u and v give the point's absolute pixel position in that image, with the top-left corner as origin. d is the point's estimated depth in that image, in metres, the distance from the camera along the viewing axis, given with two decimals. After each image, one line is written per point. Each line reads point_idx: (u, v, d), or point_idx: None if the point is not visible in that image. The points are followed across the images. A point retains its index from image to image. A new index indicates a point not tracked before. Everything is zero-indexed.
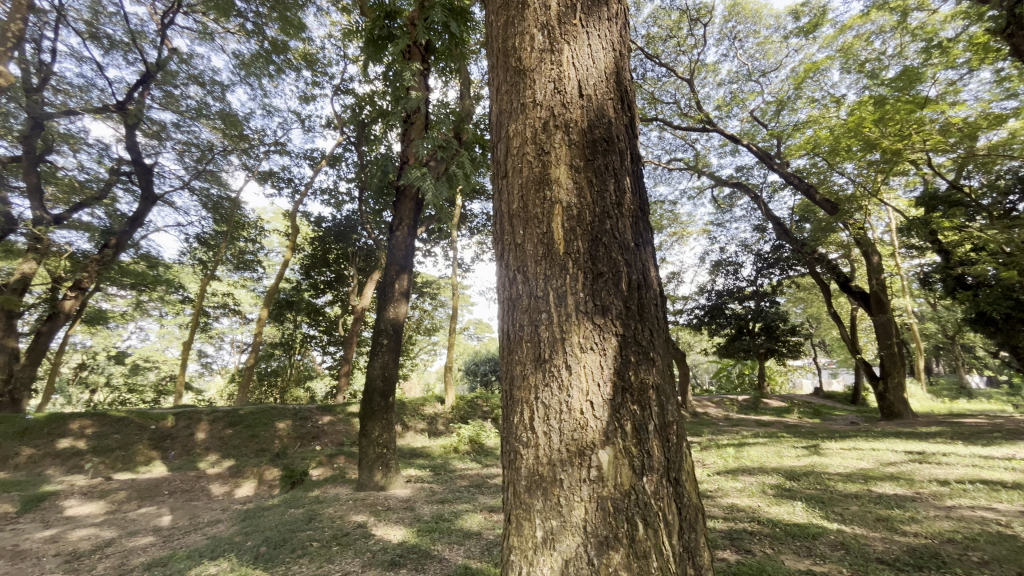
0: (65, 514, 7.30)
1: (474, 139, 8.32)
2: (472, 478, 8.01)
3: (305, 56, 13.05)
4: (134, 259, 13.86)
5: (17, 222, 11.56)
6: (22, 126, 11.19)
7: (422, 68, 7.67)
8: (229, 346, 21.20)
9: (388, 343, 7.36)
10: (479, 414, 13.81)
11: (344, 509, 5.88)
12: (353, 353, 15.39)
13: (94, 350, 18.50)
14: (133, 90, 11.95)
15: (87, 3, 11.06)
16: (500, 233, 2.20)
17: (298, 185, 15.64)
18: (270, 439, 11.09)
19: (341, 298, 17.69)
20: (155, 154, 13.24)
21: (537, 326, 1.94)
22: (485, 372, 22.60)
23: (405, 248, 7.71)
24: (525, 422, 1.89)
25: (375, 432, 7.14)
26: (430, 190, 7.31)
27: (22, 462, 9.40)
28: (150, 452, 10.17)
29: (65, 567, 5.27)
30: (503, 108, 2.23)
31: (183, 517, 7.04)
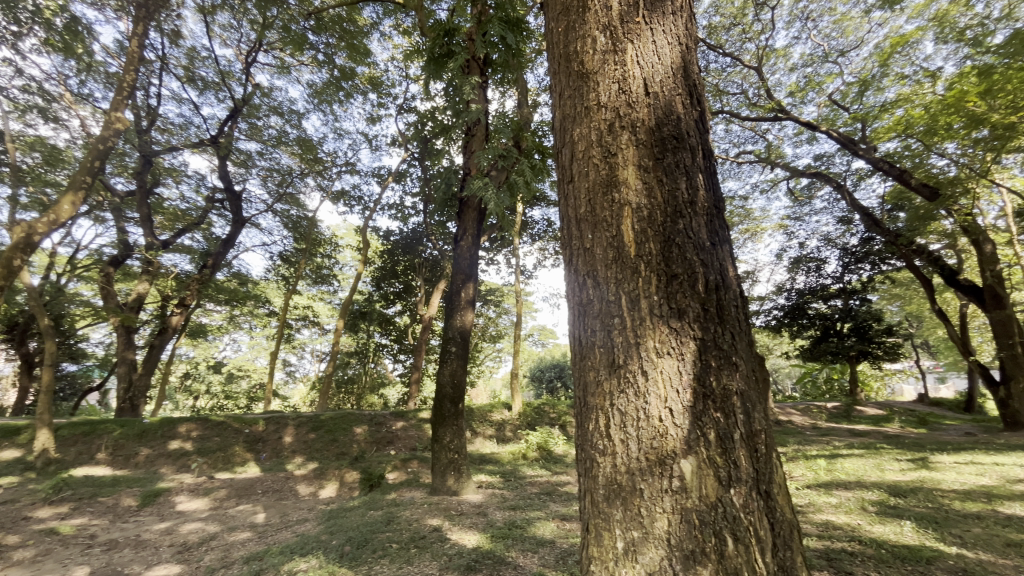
0: (177, 509, 8.13)
1: (534, 147, 8.34)
2: (542, 485, 7.96)
3: (371, 80, 13.80)
4: (227, 278, 15.54)
5: (133, 249, 13.14)
6: (135, 163, 12.74)
7: (481, 81, 7.88)
8: (310, 355, 22.70)
9: (456, 351, 7.54)
10: (547, 421, 13.72)
11: (420, 512, 6.07)
12: (423, 361, 15.91)
13: (196, 361, 20.54)
14: (223, 124, 13.22)
15: (185, 51, 12.42)
16: (567, 238, 2.19)
17: (367, 202, 16.53)
18: (349, 444, 11.70)
19: (409, 308, 18.33)
20: (243, 181, 14.56)
21: (610, 331, 1.89)
22: (550, 379, 22.44)
23: (470, 256, 7.88)
24: (601, 429, 1.86)
25: (446, 438, 7.33)
26: (493, 199, 7.42)
27: (141, 462, 10.58)
28: (245, 454, 11.11)
29: (178, 556, 5.86)
30: (567, 113, 2.23)
31: (274, 515, 7.59)
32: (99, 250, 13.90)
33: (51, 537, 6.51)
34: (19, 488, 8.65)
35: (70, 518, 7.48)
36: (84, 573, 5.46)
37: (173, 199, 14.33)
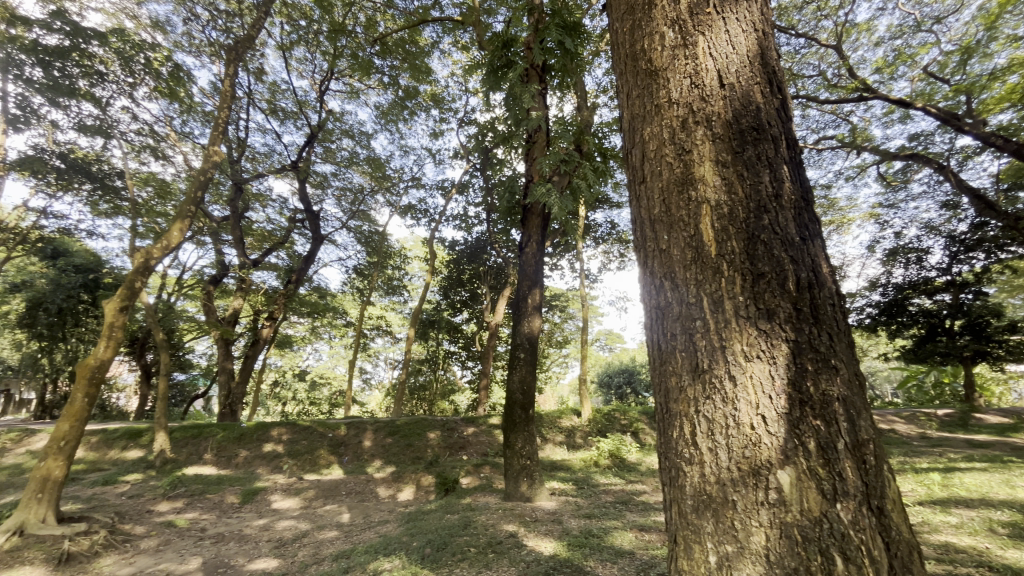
0: (272, 507, 8.81)
1: (595, 148, 8.23)
2: (617, 494, 7.75)
3: (433, 97, 14.33)
4: (309, 291, 16.65)
5: (228, 268, 14.47)
6: (229, 191, 14.08)
7: (540, 88, 7.91)
8: (384, 363, 23.80)
9: (525, 357, 7.57)
10: (618, 428, 13.38)
11: (495, 517, 6.13)
12: (490, 367, 16.12)
13: (284, 369, 22.20)
14: (302, 150, 14.29)
15: (268, 86, 13.58)
16: (640, 240, 2.15)
17: (433, 214, 17.14)
18: (423, 448, 12.13)
19: (476, 315, 18.69)
20: (320, 202, 15.64)
21: (692, 335, 1.82)
22: (619, 385, 21.87)
23: (535, 262, 7.91)
24: (687, 437, 1.79)
25: (517, 444, 7.36)
26: (556, 204, 7.40)
27: (240, 463, 11.57)
28: (330, 457, 11.84)
29: (276, 551, 6.34)
30: (636, 112, 2.19)
31: (358, 516, 8.01)
32: (201, 271, 15.46)
33: (170, 529, 7.29)
34: (143, 484, 9.76)
35: (185, 512, 8.34)
36: (197, 563, 6.05)
37: (261, 222, 15.70)
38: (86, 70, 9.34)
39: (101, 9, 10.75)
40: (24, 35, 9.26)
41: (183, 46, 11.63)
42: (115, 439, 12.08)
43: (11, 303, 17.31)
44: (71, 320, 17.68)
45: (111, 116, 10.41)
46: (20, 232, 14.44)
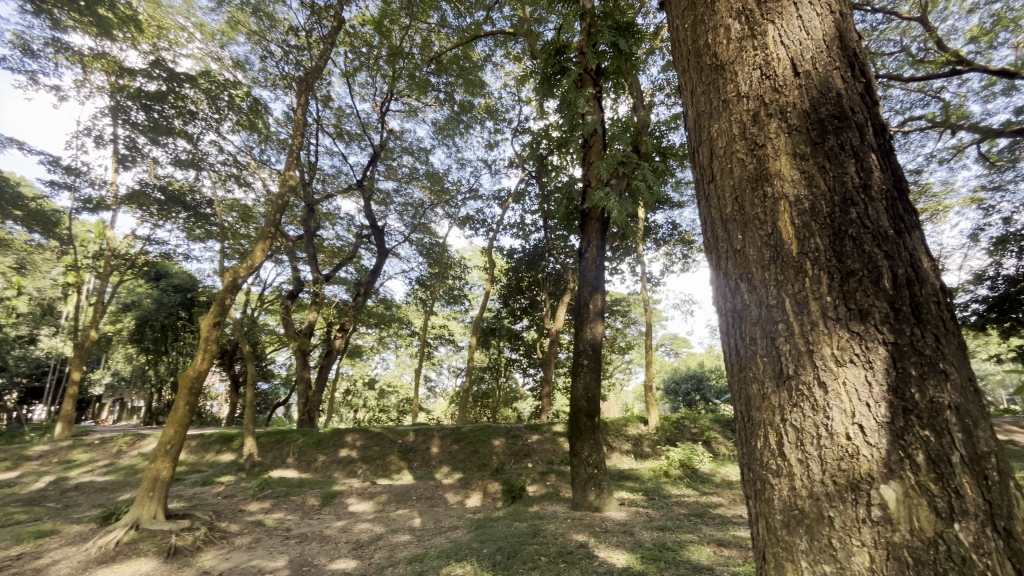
0: (349, 510, 9.25)
1: (653, 148, 8.03)
2: (691, 506, 7.40)
3: (487, 109, 14.64)
4: (376, 303, 17.45)
5: (304, 283, 15.47)
6: (303, 212, 15.09)
7: (595, 92, 7.85)
8: (448, 371, 24.40)
9: (588, 363, 7.47)
10: (688, 437, 12.84)
11: (564, 526, 6.07)
12: (552, 374, 16.03)
13: (355, 378, 23.38)
14: (366, 170, 15.06)
15: (334, 111, 14.47)
16: (711, 242, 2.08)
17: (491, 224, 17.45)
18: (489, 455, 12.30)
19: (536, 322, 18.71)
20: (384, 218, 16.39)
21: (775, 338, 1.73)
22: (687, 391, 20.94)
23: (596, 267, 7.82)
24: (772, 448, 1.69)
25: (584, 452, 7.25)
26: (615, 208, 7.26)
27: (319, 467, 12.27)
28: (400, 462, 12.29)
29: (354, 552, 6.65)
30: (702, 110, 2.12)
31: (429, 520, 8.23)
32: (280, 287, 16.68)
33: (260, 528, 7.84)
34: (235, 485, 10.62)
35: (272, 512, 8.95)
36: (285, 561, 6.46)
37: (331, 239, 16.72)
38: (180, 110, 10.41)
39: (191, 54, 12.04)
40: (131, 85, 10.50)
41: (260, 81, 12.68)
42: (211, 443, 13.22)
43: (124, 321, 19.55)
44: (172, 335, 19.68)
45: (202, 150, 11.52)
46: (130, 258, 16.32)
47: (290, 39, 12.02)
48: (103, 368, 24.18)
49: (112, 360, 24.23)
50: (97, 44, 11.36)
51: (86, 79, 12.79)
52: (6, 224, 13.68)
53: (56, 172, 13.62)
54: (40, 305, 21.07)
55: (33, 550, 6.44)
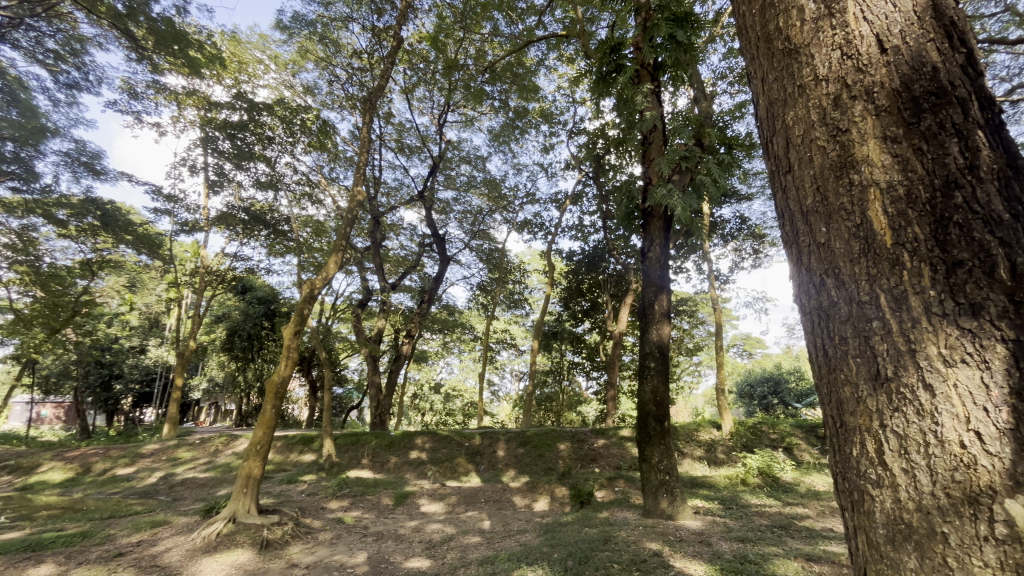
0: (421, 510, 9.57)
1: (717, 140, 7.72)
2: (774, 517, 6.94)
3: (542, 113, 14.68)
4: (439, 310, 17.99)
5: (372, 292, 16.22)
6: (369, 225, 15.85)
7: (653, 87, 7.69)
8: (511, 375, 24.64)
9: (656, 366, 7.25)
10: (767, 444, 12.07)
11: (636, 534, 5.91)
12: (617, 377, 15.70)
13: (422, 383, 24.19)
14: (427, 181, 15.58)
15: (396, 127, 15.13)
16: (791, 236, 1.97)
17: (549, 227, 17.47)
18: (555, 459, 12.28)
19: (598, 324, 18.44)
20: (445, 226, 16.88)
21: (869, 337, 1.60)
22: (763, 394, 19.69)
23: (660, 266, 7.58)
24: (870, 455, 1.57)
25: (654, 457, 7.04)
26: (679, 204, 6.99)
27: (392, 468, 12.78)
28: (468, 465, 12.54)
29: (427, 552, 6.88)
30: (775, 98, 2.02)
31: (498, 523, 8.33)
32: (351, 297, 17.62)
33: (341, 525, 8.31)
34: (317, 484, 11.32)
35: (351, 511, 9.43)
36: (364, 557, 6.77)
37: (397, 249, 17.47)
38: (259, 136, 11.31)
39: (268, 85, 13.11)
40: (218, 117, 11.55)
41: (328, 104, 13.52)
42: (294, 444, 14.20)
43: (218, 332, 21.51)
44: (257, 343, 21.41)
45: (279, 171, 12.45)
46: (220, 274, 17.93)
47: (354, 62, 12.69)
48: (200, 374, 26.67)
49: (209, 368, 26.70)
50: (189, 83, 12.63)
51: (181, 115, 14.29)
52: (119, 248, 15.51)
53: (159, 200, 15.29)
54: (148, 319, 23.67)
55: (149, 538, 7.20)
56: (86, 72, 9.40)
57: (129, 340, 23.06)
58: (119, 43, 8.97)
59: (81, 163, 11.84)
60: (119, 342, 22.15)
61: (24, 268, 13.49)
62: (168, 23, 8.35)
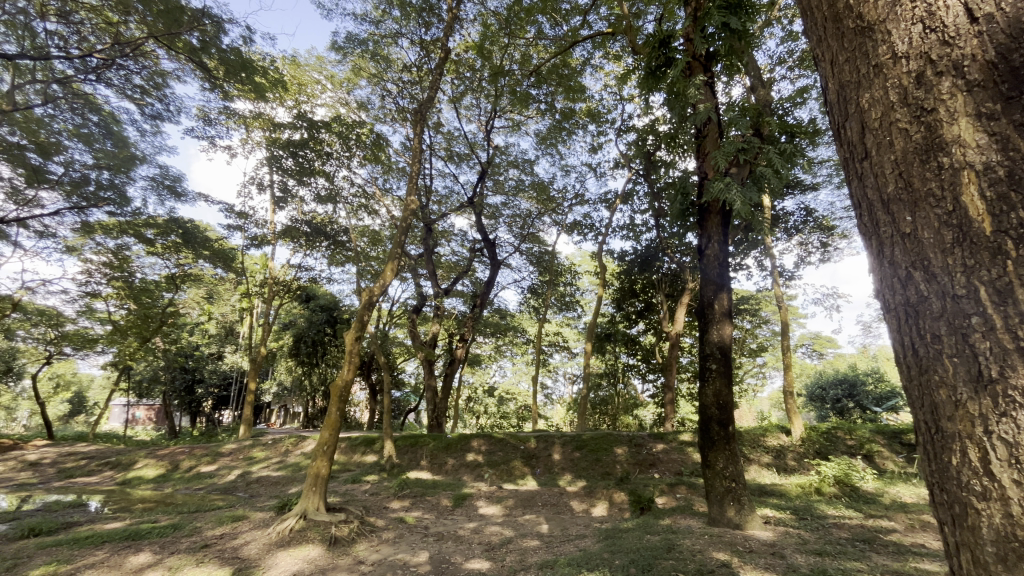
0: (480, 512, 9.68)
1: (779, 129, 7.34)
2: (855, 530, 6.45)
3: (589, 112, 14.54)
4: (491, 313, 18.20)
5: (426, 298, 16.64)
6: (422, 233, 16.31)
7: (706, 78, 7.42)
8: (564, 378, 24.52)
9: (718, 368, 6.95)
10: (843, 451, 11.26)
11: (701, 543, 5.67)
12: (675, 380, 15.19)
13: (476, 386, 24.56)
14: (476, 187, 15.84)
15: (445, 136, 15.48)
16: (870, 227, 1.83)
17: (599, 228, 17.23)
18: (612, 464, 12.08)
19: (653, 325, 17.98)
20: (495, 231, 17.09)
21: (968, 336, 1.46)
22: (837, 398, 18.36)
23: (719, 264, 7.26)
24: (973, 464, 1.44)
25: (719, 463, 6.76)
26: (738, 199, 6.67)
27: (450, 469, 13.02)
28: (524, 468, 12.56)
29: (487, 554, 6.95)
30: (847, 80, 1.90)
31: (557, 527, 8.28)
32: (407, 303, 18.20)
33: (403, 525, 8.56)
34: (379, 484, 11.75)
35: (411, 511, 9.70)
36: (425, 557, 6.94)
37: (449, 254, 17.88)
38: (319, 152, 11.90)
39: (325, 104, 13.85)
40: (282, 137, 12.31)
41: (381, 118, 14.08)
42: (357, 445, 14.82)
43: (286, 339, 22.88)
44: (321, 349, 22.56)
45: (337, 185, 13.09)
46: (286, 284, 19.04)
47: (404, 76, 13.15)
48: (270, 379, 28.38)
49: (278, 373, 28.39)
50: (255, 107, 13.58)
51: (249, 137, 15.38)
52: (198, 263, 16.83)
53: (232, 217, 16.50)
54: (224, 327, 25.48)
55: (230, 531, 7.74)
56: (167, 104, 10.30)
57: (208, 347, 24.95)
58: (194, 74, 9.75)
59: (165, 187, 12.99)
60: (199, 350, 24.05)
61: (120, 283, 14.97)
62: (237, 53, 9.00)
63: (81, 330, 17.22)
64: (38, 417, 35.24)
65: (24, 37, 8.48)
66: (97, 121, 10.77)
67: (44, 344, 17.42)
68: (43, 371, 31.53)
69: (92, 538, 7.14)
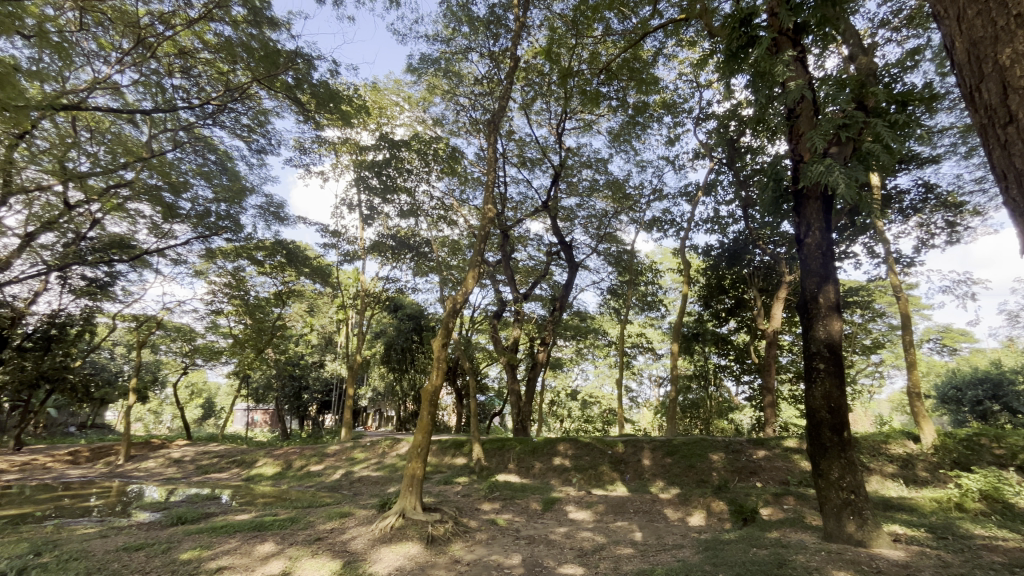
0: (570, 517, 9.61)
1: (886, 99, 6.58)
2: (1011, 553, 5.54)
3: (664, 103, 14.00)
4: (571, 316, 18.09)
5: (507, 303, 16.90)
6: (499, 241, 16.65)
7: (796, 54, 6.86)
8: (650, 381, 23.75)
9: (826, 368, 6.33)
10: (990, 461, 9.73)
11: (817, 559, 5.19)
12: (774, 381, 14.07)
13: (559, 390, 24.52)
14: (550, 191, 15.85)
15: (517, 143, 15.70)
16: (1020, 197, 1.70)
17: (681, 222, 16.51)
18: (708, 471, 11.44)
19: (746, 323, 16.87)
20: (571, 233, 17.01)
21: None
22: (977, 399, 15.95)
23: (822, 254, 6.62)
24: None
25: (834, 473, 6.12)
26: (842, 180, 6.05)
27: (537, 473, 13.09)
28: (613, 473, 12.28)
29: (580, 560, 6.89)
30: (978, 39, 1.82)
31: (651, 535, 8.00)
32: (487, 309, 18.63)
33: (495, 526, 8.74)
34: (470, 486, 12.09)
35: (502, 513, 9.86)
36: (519, 559, 7.03)
37: (526, 259, 18.09)
38: (401, 170, 12.61)
39: (404, 124, 14.66)
40: (367, 159, 13.12)
41: (455, 131, 14.60)
42: (447, 448, 15.38)
43: (379, 346, 24.42)
44: (410, 356, 23.76)
45: (418, 200, 13.77)
46: (376, 295, 20.29)
47: (476, 88, 13.52)
48: (366, 385, 30.38)
49: (372, 379, 30.32)
50: (343, 133, 14.73)
51: (338, 161, 16.69)
52: (300, 280, 18.49)
53: (327, 236, 17.99)
54: (324, 337, 27.73)
55: (339, 526, 8.37)
56: (270, 138, 11.50)
57: (311, 356, 27.27)
58: (290, 109, 10.78)
59: (271, 213, 14.48)
60: (304, 359, 26.40)
61: (238, 300, 16.88)
62: (326, 86, 9.78)
63: (209, 343, 19.61)
64: (179, 420, 40.58)
65: (156, 93, 9.88)
66: (215, 159, 12.32)
67: (181, 356, 20.06)
68: (181, 380, 36.25)
69: (225, 528, 8.08)
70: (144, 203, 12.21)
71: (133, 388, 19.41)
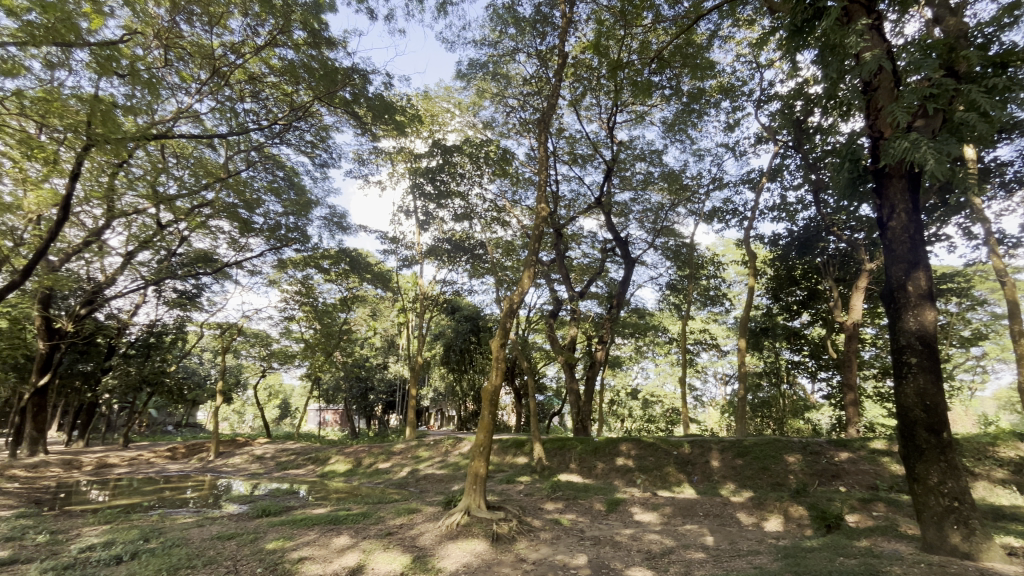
0: (635, 518, 9.38)
1: (981, 62, 5.91)
2: None
3: (721, 88, 13.36)
4: (629, 313, 17.70)
5: (562, 302, 16.78)
6: (553, 240, 16.58)
7: (870, 22, 6.32)
8: (715, 379, 22.76)
9: (919, 362, 5.75)
10: None
11: (915, 572, 4.74)
12: (856, 377, 13.01)
13: (619, 389, 24.06)
14: (603, 187, 15.60)
15: (568, 140, 15.56)
16: None
17: (744, 211, 15.68)
18: (784, 474, 10.79)
19: (821, 316, 15.75)
20: (626, 228, 16.64)
21: None
22: None
23: (909, 238, 6.03)
24: None
25: (932, 478, 5.56)
26: (931, 156, 5.49)
27: (600, 473, 12.88)
28: (679, 475, 11.87)
29: (648, 563, 6.71)
30: None
31: (724, 540, 7.65)
32: (542, 309, 18.61)
33: (559, 526, 8.71)
34: (532, 485, 12.12)
35: (566, 513, 9.79)
36: (585, 560, 6.96)
37: (581, 257, 17.90)
38: (453, 175, 12.86)
39: (456, 129, 14.96)
40: (421, 166, 13.52)
41: (505, 133, 14.70)
42: (508, 447, 15.51)
43: (438, 348, 25.06)
44: (469, 356, 24.19)
45: (472, 203, 13.97)
46: (434, 298, 20.80)
47: (524, 89, 13.56)
48: (427, 386, 31.23)
49: (433, 380, 31.13)
50: (398, 143, 15.26)
51: (395, 169, 17.32)
52: (363, 285, 19.33)
53: (386, 243, 18.70)
54: (387, 340, 28.84)
55: (407, 522, 8.66)
56: (331, 152, 12.13)
57: (375, 358, 28.41)
58: (349, 123, 11.31)
59: (335, 223, 15.26)
60: (369, 361, 27.56)
61: (309, 307, 17.92)
62: (380, 98, 10.17)
63: (283, 348, 20.95)
64: (259, 420, 43.59)
65: (230, 118, 10.69)
66: (283, 175, 13.06)
67: (260, 360, 21.57)
68: (260, 382, 39.00)
69: (305, 520, 8.60)
70: (224, 220, 13.22)
71: (219, 390, 21.10)
